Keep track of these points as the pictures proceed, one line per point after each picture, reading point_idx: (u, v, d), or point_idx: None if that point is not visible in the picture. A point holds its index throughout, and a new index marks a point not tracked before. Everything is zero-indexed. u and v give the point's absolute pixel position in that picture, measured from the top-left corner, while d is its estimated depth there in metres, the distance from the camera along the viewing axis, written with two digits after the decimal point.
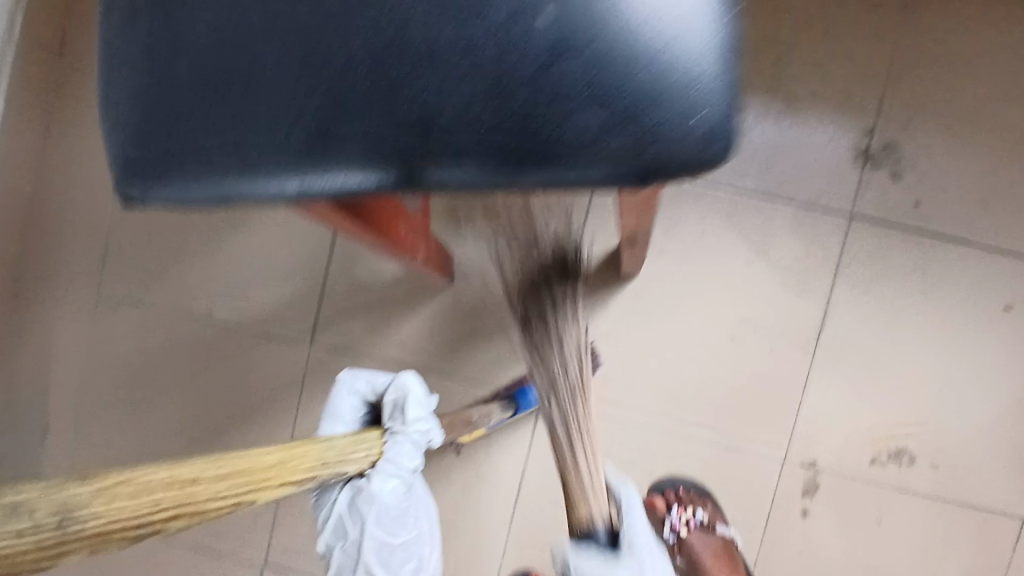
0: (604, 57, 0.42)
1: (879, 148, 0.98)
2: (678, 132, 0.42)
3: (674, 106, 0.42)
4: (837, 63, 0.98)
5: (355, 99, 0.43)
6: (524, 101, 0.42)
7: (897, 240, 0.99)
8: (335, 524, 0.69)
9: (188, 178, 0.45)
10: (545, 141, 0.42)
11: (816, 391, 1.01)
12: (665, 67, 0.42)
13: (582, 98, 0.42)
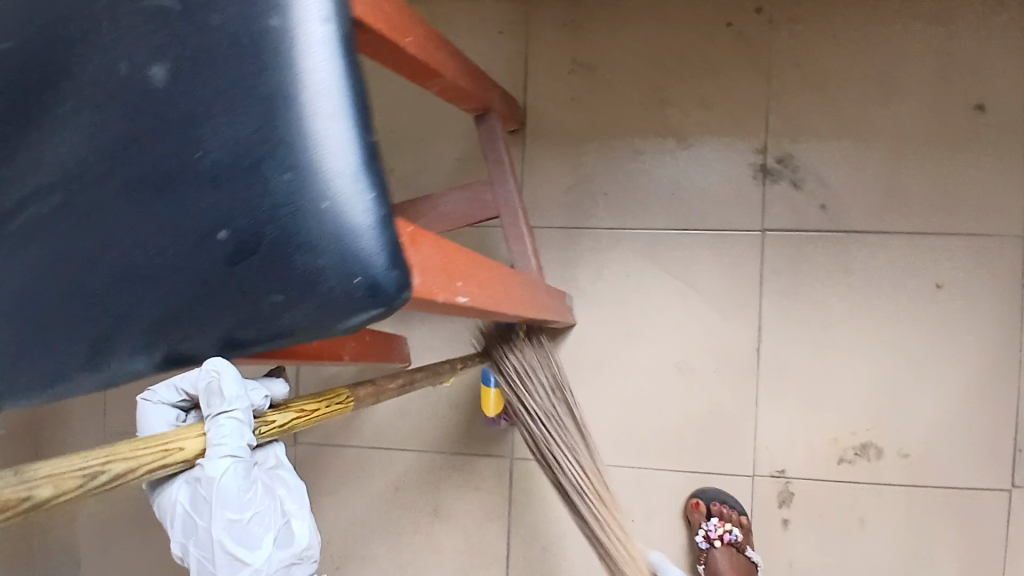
0: (234, 209, 0.35)
1: (775, 163, 1.03)
2: (334, 287, 0.35)
3: (323, 256, 0.35)
4: (718, 93, 1.05)
5: (83, 253, 0.38)
6: (247, 215, 0.35)
7: (812, 245, 1.03)
8: (175, 520, 0.46)
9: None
10: (192, 320, 0.36)
11: (768, 403, 1.04)
12: (309, 208, 0.35)
13: (222, 256, 0.35)
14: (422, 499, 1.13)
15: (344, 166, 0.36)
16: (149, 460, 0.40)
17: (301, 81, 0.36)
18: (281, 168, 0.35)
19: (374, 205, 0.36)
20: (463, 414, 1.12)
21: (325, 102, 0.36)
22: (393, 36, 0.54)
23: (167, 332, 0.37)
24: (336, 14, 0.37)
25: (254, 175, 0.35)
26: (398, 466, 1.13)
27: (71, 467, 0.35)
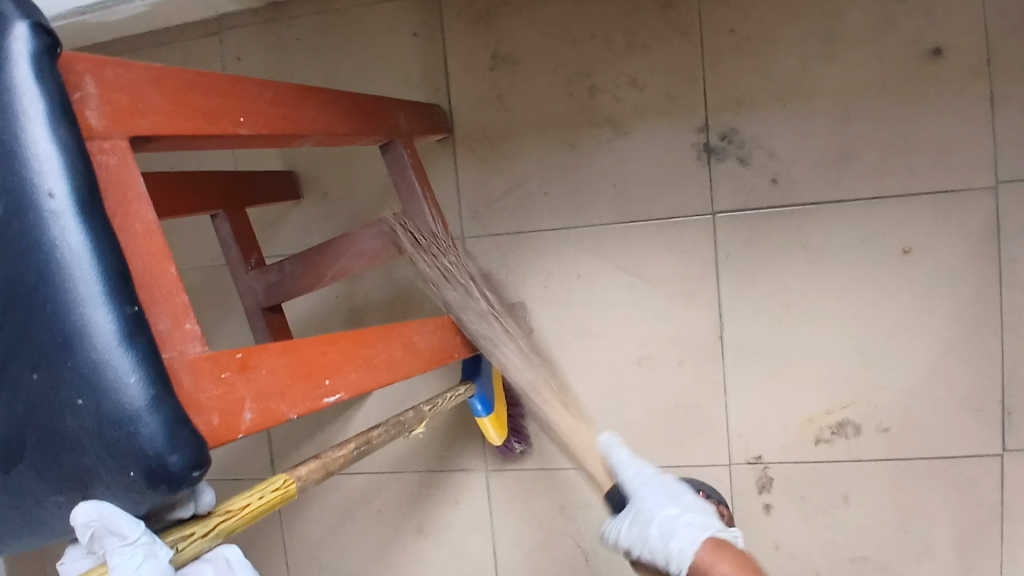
0: (2, 414, 0.33)
1: (718, 140, 0.97)
2: (114, 482, 0.33)
3: (93, 453, 0.33)
4: (650, 73, 0.98)
5: None
6: (11, 424, 0.33)
7: (767, 222, 0.97)
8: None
9: None
10: (1, 518, 0.35)
11: (737, 390, 1.00)
12: (69, 406, 0.32)
13: (8, 459, 0.34)
14: (405, 519, 1.13)
15: (97, 352, 0.33)
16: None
17: (36, 268, 0.33)
18: (30, 358, 0.33)
19: (137, 389, 0.33)
20: (432, 432, 1.11)
21: (66, 285, 0.33)
22: (218, 128, 0.50)
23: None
24: (66, 181, 0.33)
25: (11, 377, 0.33)
26: (378, 489, 1.14)
27: None
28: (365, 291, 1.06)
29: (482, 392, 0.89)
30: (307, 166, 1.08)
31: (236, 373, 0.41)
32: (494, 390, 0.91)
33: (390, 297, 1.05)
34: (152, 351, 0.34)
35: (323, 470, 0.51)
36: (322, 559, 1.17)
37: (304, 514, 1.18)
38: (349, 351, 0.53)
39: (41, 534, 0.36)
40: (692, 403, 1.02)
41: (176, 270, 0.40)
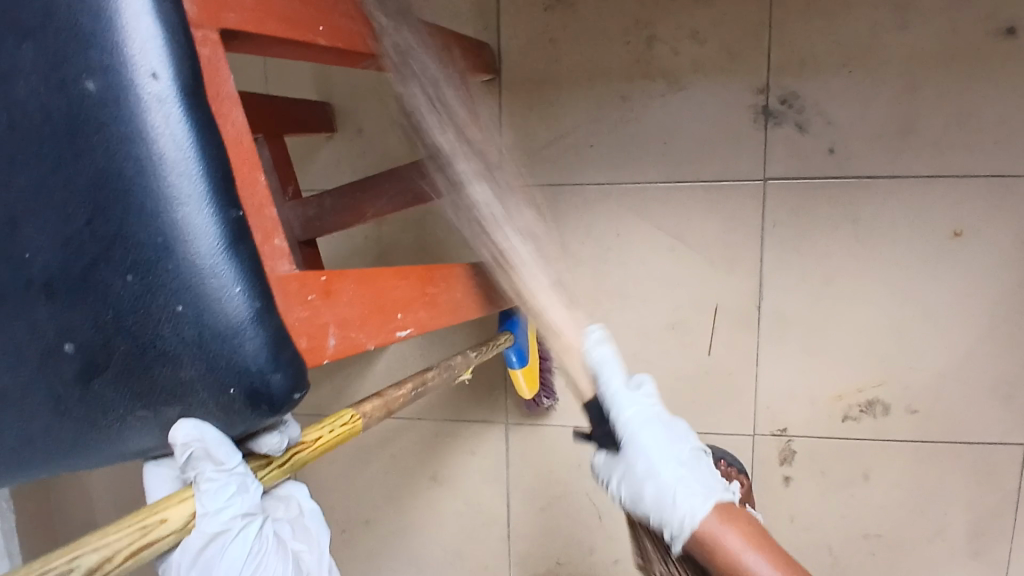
0: (86, 320, 0.33)
1: (778, 103, 0.94)
2: (205, 400, 0.32)
3: (187, 370, 0.32)
4: (713, 27, 0.94)
5: None
6: (96, 330, 0.32)
7: (818, 192, 0.95)
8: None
9: None
10: (67, 434, 0.34)
11: (770, 360, 0.99)
12: (165, 318, 0.32)
13: (85, 371, 0.33)
14: (420, 466, 1.12)
15: (196, 262, 0.32)
16: (135, 541, 0.32)
17: (132, 171, 0.32)
18: (122, 264, 0.32)
19: (240, 303, 0.32)
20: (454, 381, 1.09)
21: (172, 193, 0.32)
22: (298, 37, 0.45)
23: (42, 447, 0.35)
24: (174, 81, 0.32)
25: (103, 284, 0.32)
26: (394, 433, 1.13)
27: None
28: (395, 232, 1.03)
29: (518, 344, 0.90)
30: (343, 97, 1.03)
31: (321, 298, 0.39)
32: (527, 344, 0.91)
33: (422, 240, 1.02)
34: (254, 265, 0.33)
35: (385, 409, 0.51)
36: (332, 501, 1.17)
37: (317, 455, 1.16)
38: (417, 287, 0.51)
39: (109, 453, 0.35)
40: (721, 370, 1.00)
41: (266, 179, 0.38)
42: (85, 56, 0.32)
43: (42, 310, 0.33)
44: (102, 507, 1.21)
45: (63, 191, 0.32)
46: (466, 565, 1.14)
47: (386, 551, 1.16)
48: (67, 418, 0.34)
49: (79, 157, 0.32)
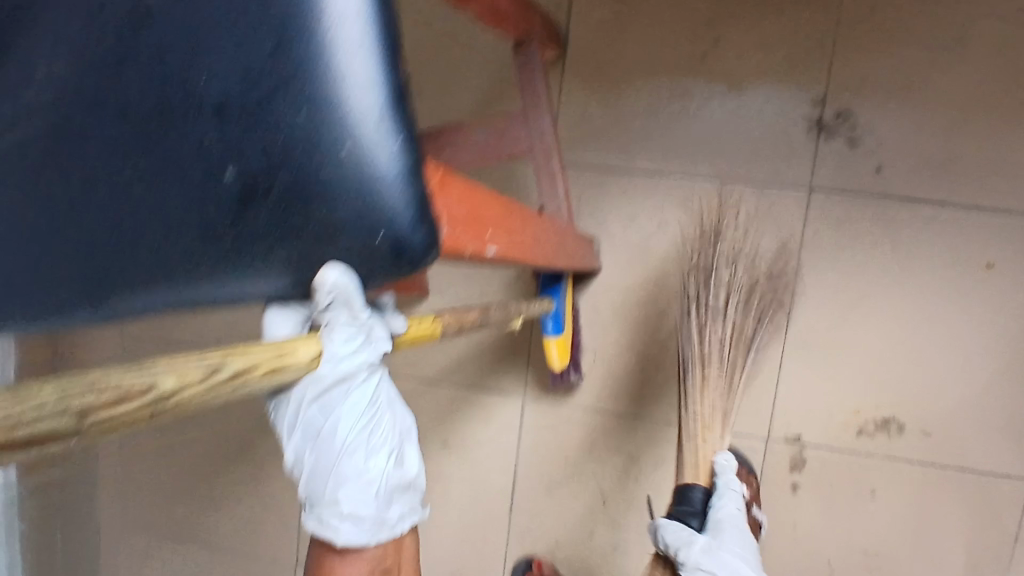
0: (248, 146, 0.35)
1: (833, 117, 0.96)
2: (350, 239, 0.36)
3: (338, 206, 0.35)
4: (778, 36, 0.97)
5: (103, 218, 0.39)
6: (251, 168, 0.35)
7: (861, 208, 0.97)
8: (291, 442, 0.43)
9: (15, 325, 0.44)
10: (203, 255, 0.37)
11: (792, 366, 1.01)
12: (326, 158, 0.35)
13: (235, 194, 0.36)
14: (432, 430, 1.13)
15: (360, 120, 0.35)
16: (267, 360, 0.36)
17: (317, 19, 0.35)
18: (289, 112, 0.35)
19: (394, 165, 0.35)
20: (479, 349, 1.10)
21: (347, 55, 0.35)
22: None
23: (176, 265, 0.37)
24: None
25: (270, 117, 0.35)
26: (411, 395, 1.14)
27: (189, 362, 0.32)
28: None
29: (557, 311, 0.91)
30: None
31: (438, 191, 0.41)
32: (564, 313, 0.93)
33: None
34: (406, 134, 0.36)
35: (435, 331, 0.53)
36: None
37: None
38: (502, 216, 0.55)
39: (234, 282, 0.37)
40: (744, 372, 1.01)
41: None
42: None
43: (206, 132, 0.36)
44: None
45: (241, 41, 0.35)
46: (464, 536, 1.14)
47: None
48: (205, 249, 0.37)
49: (266, 9, 0.35)
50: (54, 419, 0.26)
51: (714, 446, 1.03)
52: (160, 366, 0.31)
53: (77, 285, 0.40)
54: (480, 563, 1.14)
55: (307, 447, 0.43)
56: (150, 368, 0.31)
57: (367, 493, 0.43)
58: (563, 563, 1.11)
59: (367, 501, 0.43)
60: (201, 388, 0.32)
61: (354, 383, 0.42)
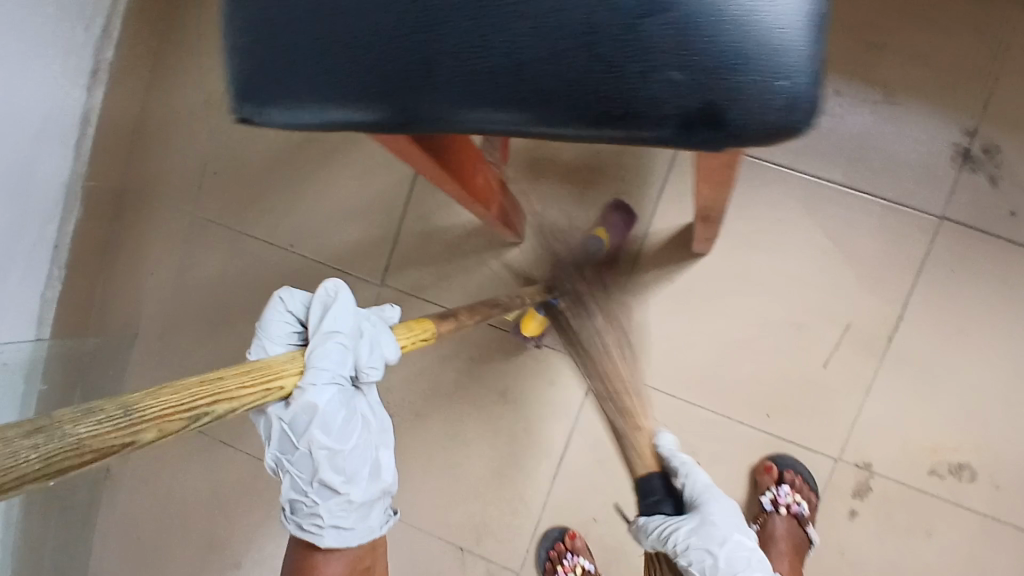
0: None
1: (979, 150, 0.94)
2: (749, 103, 0.39)
3: (750, 68, 0.38)
4: (942, 57, 0.95)
5: (496, 36, 0.41)
6: (683, 23, 0.38)
7: (988, 247, 0.94)
8: (270, 437, 0.60)
9: (344, 113, 0.47)
10: (595, 90, 0.40)
11: (881, 393, 0.98)
12: (754, 33, 0.38)
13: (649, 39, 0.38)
14: (492, 379, 1.11)
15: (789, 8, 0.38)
16: (225, 392, 0.44)
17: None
18: None
19: (807, 56, 0.38)
20: None
21: None
22: None
23: (560, 95, 0.40)
24: None
25: None
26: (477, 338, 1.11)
27: (166, 410, 0.40)
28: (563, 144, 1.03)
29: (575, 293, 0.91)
30: None
31: None
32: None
33: (589, 161, 1.03)
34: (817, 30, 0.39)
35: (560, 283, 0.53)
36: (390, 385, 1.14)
37: None
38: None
39: (617, 121, 0.40)
40: (829, 387, 0.99)
41: None
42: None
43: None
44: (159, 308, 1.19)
45: None
46: (500, 494, 1.11)
47: (423, 451, 1.13)
48: (605, 85, 0.39)
49: None
50: (28, 470, 0.33)
51: (780, 455, 1.00)
52: (114, 419, 0.37)
53: (438, 97, 0.43)
54: (510, 524, 1.11)
55: (281, 446, 0.60)
56: (94, 426, 0.36)
57: (355, 471, 0.62)
58: (597, 539, 1.09)
59: (362, 480, 0.63)
60: (150, 437, 0.39)
61: (346, 397, 0.60)
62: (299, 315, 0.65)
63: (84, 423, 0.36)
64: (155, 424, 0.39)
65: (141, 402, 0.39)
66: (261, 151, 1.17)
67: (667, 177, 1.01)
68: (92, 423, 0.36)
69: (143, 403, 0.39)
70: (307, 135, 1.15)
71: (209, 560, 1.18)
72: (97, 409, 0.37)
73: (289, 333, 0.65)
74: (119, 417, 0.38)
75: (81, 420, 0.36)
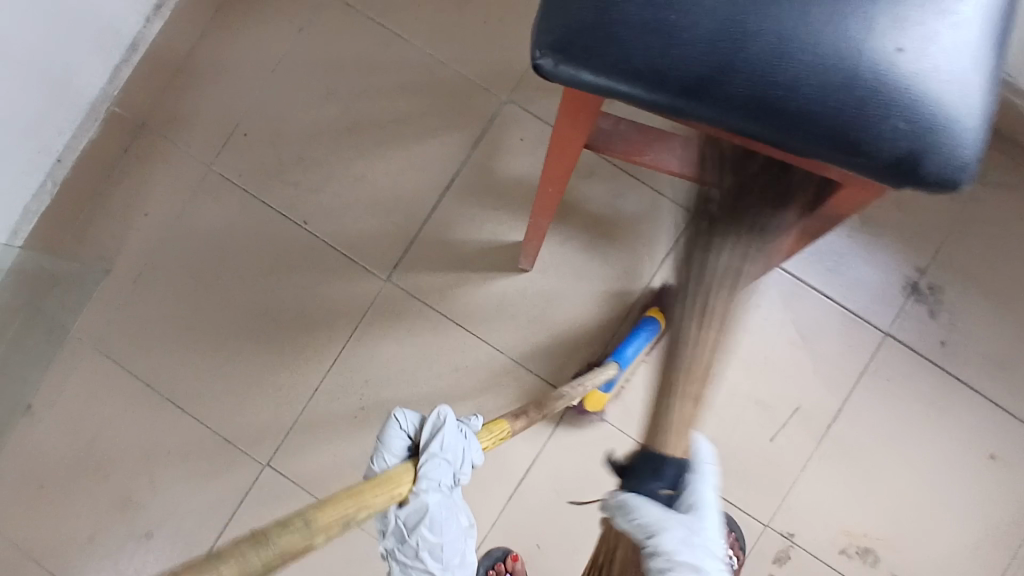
0: (914, 72, 0.52)
1: (928, 286, 1.14)
2: (940, 157, 0.52)
3: (948, 130, 0.52)
4: (912, 205, 1.15)
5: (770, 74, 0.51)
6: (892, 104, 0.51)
7: (918, 367, 1.13)
8: (386, 537, 0.67)
9: (598, 75, 0.52)
10: (836, 113, 0.51)
11: (814, 473, 1.11)
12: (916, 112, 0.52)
13: (888, 100, 0.51)
14: (474, 393, 1.14)
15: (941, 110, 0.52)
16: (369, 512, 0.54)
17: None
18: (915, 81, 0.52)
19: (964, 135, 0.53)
20: (552, 337, 1.15)
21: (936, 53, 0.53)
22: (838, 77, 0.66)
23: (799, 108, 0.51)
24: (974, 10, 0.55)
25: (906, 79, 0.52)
26: (468, 348, 1.15)
27: (327, 512, 0.50)
28: (591, 196, 1.17)
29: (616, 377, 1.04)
30: None
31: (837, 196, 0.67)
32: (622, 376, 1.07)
33: (609, 215, 1.16)
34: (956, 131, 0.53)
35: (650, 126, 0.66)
36: (367, 376, 1.15)
37: (382, 328, 1.15)
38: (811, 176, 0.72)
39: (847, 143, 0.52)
40: (774, 461, 1.11)
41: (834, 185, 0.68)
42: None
43: (883, 47, 0.51)
44: (148, 250, 1.17)
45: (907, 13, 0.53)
46: None
47: None
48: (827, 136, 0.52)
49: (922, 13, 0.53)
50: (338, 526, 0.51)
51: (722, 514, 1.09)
52: (330, 506, 0.50)
53: (742, 93, 0.51)
54: None
55: (396, 542, 0.67)
56: (326, 509, 0.50)
57: (455, 561, 0.68)
58: (535, 567, 1.12)
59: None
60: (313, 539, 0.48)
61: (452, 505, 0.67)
62: (412, 434, 0.70)
63: (331, 515, 0.50)
64: (353, 514, 0.52)
65: (340, 503, 0.51)
66: (302, 125, 1.20)
67: (674, 246, 1.15)
68: (330, 505, 0.50)
69: (339, 499, 0.52)
70: (352, 123, 1.20)
71: (121, 523, 1.12)
72: (341, 509, 0.51)
73: (404, 447, 0.70)
74: (336, 513, 0.50)
75: (331, 509, 0.50)
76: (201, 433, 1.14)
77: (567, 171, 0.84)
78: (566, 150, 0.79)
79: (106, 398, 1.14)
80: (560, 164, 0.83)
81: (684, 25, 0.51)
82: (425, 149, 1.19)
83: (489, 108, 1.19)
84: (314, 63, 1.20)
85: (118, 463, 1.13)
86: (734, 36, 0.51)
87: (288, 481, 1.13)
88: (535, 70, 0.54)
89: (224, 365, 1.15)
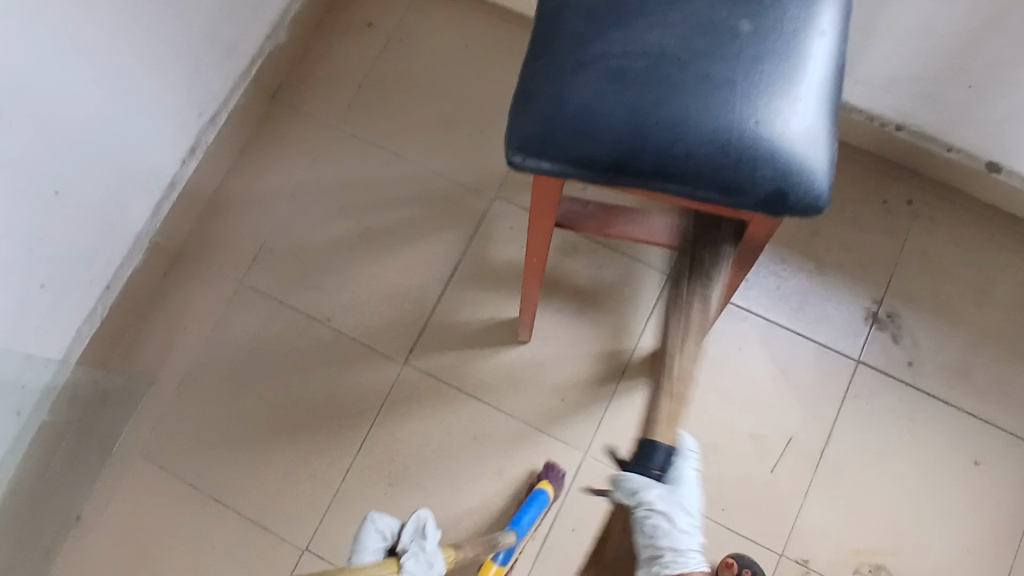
0: (775, 131, 0.69)
1: (886, 315, 1.28)
2: (804, 192, 0.70)
3: (808, 172, 0.70)
4: (859, 246, 1.31)
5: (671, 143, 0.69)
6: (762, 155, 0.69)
7: (893, 388, 1.24)
8: None
9: (550, 162, 0.71)
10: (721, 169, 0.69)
11: (817, 498, 1.19)
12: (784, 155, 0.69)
13: (760, 156, 0.69)
14: (493, 458, 1.23)
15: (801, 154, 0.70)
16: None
17: (823, 66, 0.73)
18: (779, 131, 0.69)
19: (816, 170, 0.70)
20: (559, 400, 1.26)
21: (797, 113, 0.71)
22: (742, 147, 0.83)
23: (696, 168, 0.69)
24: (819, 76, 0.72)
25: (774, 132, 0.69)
26: (484, 418, 1.26)
27: None
28: (578, 271, 1.32)
29: (513, 546, 1.10)
30: None
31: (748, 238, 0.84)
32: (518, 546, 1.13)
33: (596, 285, 1.31)
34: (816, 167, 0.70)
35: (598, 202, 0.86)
36: (394, 454, 1.24)
37: (404, 408, 1.26)
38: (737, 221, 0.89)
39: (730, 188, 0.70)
40: (776, 491, 1.20)
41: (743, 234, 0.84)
42: (808, 12, 0.73)
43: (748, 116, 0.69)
44: (187, 361, 1.29)
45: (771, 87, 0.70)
46: None
47: None
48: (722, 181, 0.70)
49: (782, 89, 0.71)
50: None
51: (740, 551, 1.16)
52: None
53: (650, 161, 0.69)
54: None
55: None
56: None
57: None
58: None
59: None
60: None
61: None
62: (388, 535, 0.81)
63: None
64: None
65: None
66: (319, 237, 1.36)
67: (656, 304, 1.30)
68: None
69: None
70: (363, 231, 1.37)
71: None
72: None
73: (380, 546, 0.80)
74: None
75: None
76: (242, 526, 1.21)
77: (544, 243, 0.98)
78: (542, 224, 0.93)
79: (152, 502, 1.22)
80: (537, 237, 0.97)
81: (605, 122, 0.69)
82: (429, 246, 1.35)
83: (482, 206, 1.37)
84: (327, 184, 1.39)
85: (166, 565, 1.19)
86: (645, 124, 0.69)
87: (327, 563, 1.18)
88: (509, 166, 0.73)
89: (260, 458, 1.25)
